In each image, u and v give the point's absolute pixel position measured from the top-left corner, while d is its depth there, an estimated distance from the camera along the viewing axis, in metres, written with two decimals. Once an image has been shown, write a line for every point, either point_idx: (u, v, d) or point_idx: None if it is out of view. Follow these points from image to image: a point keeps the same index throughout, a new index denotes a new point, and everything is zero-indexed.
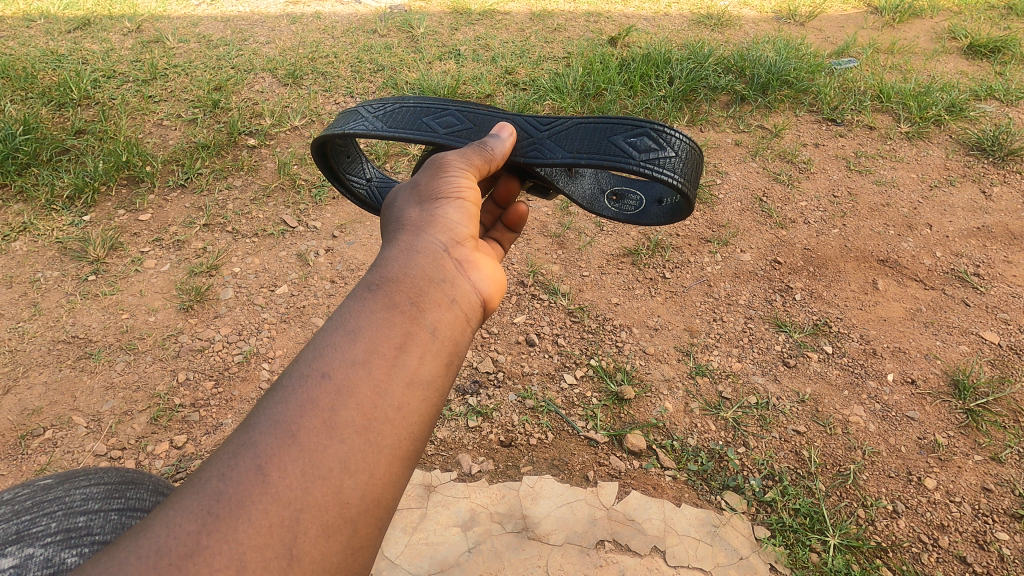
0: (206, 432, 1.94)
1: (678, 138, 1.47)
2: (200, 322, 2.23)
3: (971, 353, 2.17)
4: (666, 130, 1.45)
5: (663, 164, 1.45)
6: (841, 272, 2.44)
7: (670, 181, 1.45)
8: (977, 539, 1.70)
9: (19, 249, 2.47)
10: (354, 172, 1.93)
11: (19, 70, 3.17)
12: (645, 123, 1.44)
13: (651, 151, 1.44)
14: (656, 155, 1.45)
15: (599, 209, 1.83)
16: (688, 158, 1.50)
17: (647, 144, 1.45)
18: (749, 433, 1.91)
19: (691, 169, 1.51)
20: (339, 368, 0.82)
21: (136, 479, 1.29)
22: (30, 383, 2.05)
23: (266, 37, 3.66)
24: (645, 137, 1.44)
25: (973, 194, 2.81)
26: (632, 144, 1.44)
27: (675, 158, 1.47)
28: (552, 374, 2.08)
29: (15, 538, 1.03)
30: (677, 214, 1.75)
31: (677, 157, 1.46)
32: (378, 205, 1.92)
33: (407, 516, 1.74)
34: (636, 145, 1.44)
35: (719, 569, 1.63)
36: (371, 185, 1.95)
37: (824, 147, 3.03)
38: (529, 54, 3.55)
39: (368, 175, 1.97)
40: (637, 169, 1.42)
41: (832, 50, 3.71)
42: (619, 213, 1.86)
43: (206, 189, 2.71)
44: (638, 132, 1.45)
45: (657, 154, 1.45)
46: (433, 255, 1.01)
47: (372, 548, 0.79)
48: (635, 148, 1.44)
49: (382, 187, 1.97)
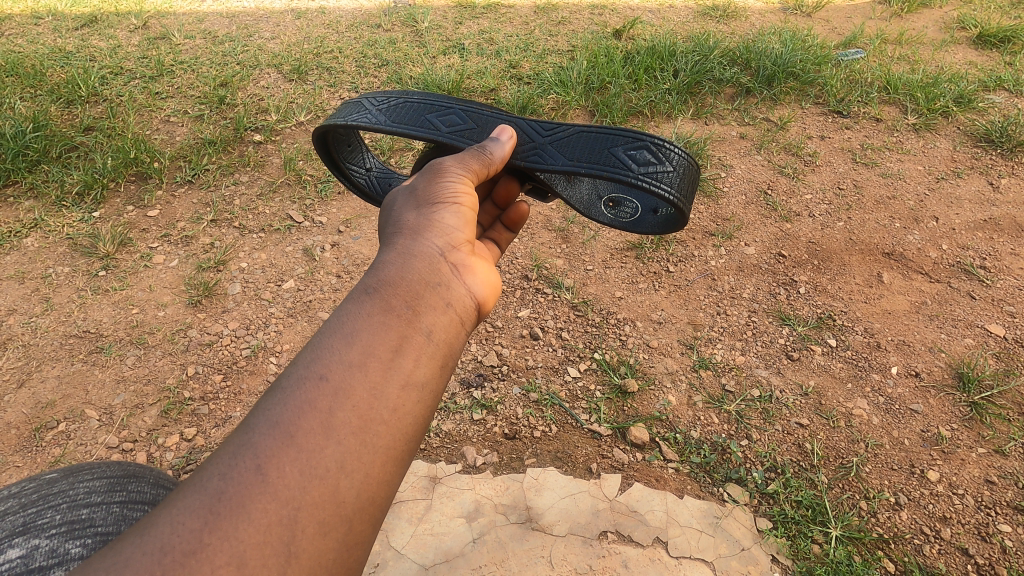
0: (216, 425, 1.97)
1: (677, 154, 1.49)
2: (208, 317, 2.26)
3: (976, 345, 2.17)
4: (667, 145, 1.47)
5: (660, 179, 1.47)
6: (846, 265, 2.44)
7: (666, 196, 1.47)
8: (979, 531, 1.70)
9: (30, 245, 2.51)
10: (354, 162, 1.95)
11: (28, 67, 3.20)
12: (647, 137, 1.45)
13: (649, 165, 1.46)
14: (654, 169, 1.47)
15: (595, 215, 1.84)
16: (685, 174, 1.52)
17: (647, 158, 1.46)
18: (752, 425, 1.93)
19: (687, 185, 1.54)
20: (336, 370, 0.84)
21: (138, 472, 1.33)
22: (43, 377, 2.09)
23: (271, 33, 3.67)
24: (645, 151, 1.46)
25: (981, 186, 2.79)
26: (631, 156, 1.46)
27: (673, 174, 1.49)
28: (556, 368, 2.10)
29: (21, 530, 1.05)
30: (671, 226, 1.79)
31: (675, 172, 1.49)
32: (377, 196, 1.95)
33: (412, 507, 1.77)
34: (635, 158, 1.46)
35: (720, 560, 1.65)
36: (370, 175, 1.97)
37: (830, 139, 3.02)
38: (533, 47, 3.54)
39: (368, 165, 1.99)
40: (635, 183, 1.44)
41: (839, 41, 3.68)
42: (614, 220, 1.88)
43: (213, 185, 2.74)
44: (638, 145, 1.46)
45: (655, 168, 1.47)
46: (429, 258, 1.03)
47: (366, 546, 0.81)
48: (634, 160, 1.46)
49: (381, 178, 1.99)
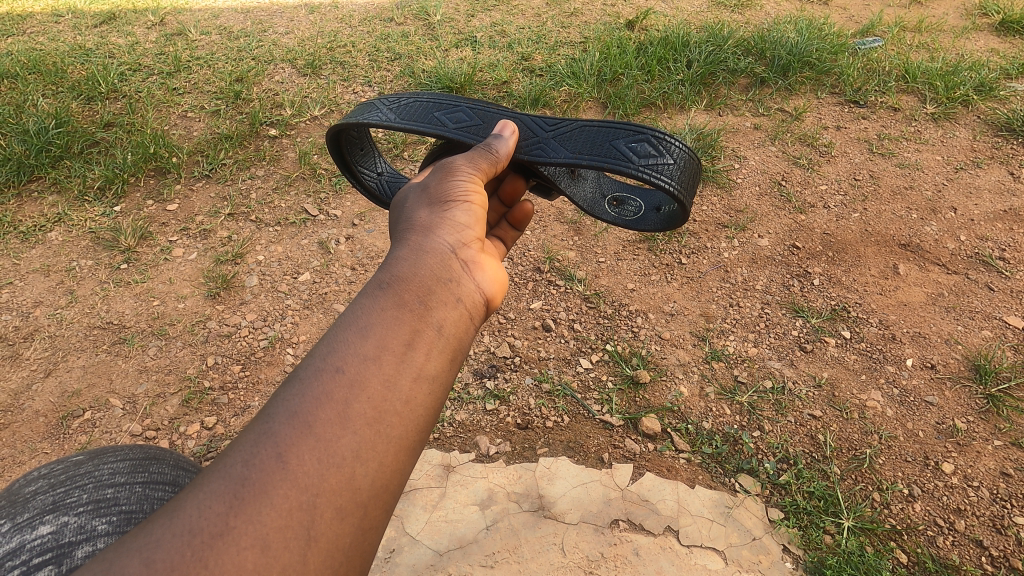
0: (235, 414, 2.03)
1: (678, 146, 1.50)
2: (227, 309, 2.31)
3: (994, 337, 2.15)
4: (667, 138, 1.48)
5: (661, 170, 1.47)
6: (862, 257, 2.42)
7: (666, 187, 1.47)
8: (994, 523, 1.69)
9: (55, 239, 2.57)
10: (366, 166, 1.97)
11: (49, 65, 3.26)
12: (647, 130, 1.46)
13: (650, 157, 1.46)
14: (655, 161, 1.47)
15: (600, 212, 1.84)
16: (686, 167, 1.53)
17: (647, 150, 1.47)
18: (764, 416, 1.93)
19: (688, 178, 1.54)
20: (351, 363, 0.86)
21: (158, 455, 1.36)
22: (69, 367, 2.16)
23: (285, 28, 3.70)
24: (645, 143, 1.47)
25: (1001, 175, 2.75)
26: (632, 148, 1.46)
27: (673, 166, 1.49)
28: (569, 359, 2.11)
29: (51, 507, 1.10)
30: (674, 222, 1.78)
31: (675, 164, 1.49)
32: (386, 199, 1.96)
33: (427, 495, 1.80)
34: (636, 150, 1.46)
35: (732, 549, 1.66)
36: (381, 179, 1.99)
37: (846, 129, 2.98)
38: (545, 39, 3.53)
39: (379, 169, 2.01)
40: (635, 173, 1.44)
41: (856, 29, 3.62)
42: (619, 218, 1.88)
43: (230, 179, 2.78)
44: (639, 137, 1.47)
45: (656, 160, 1.47)
46: (441, 255, 1.05)
47: (380, 533, 0.83)
48: (635, 152, 1.46)
49: (392, 182, 2.01)
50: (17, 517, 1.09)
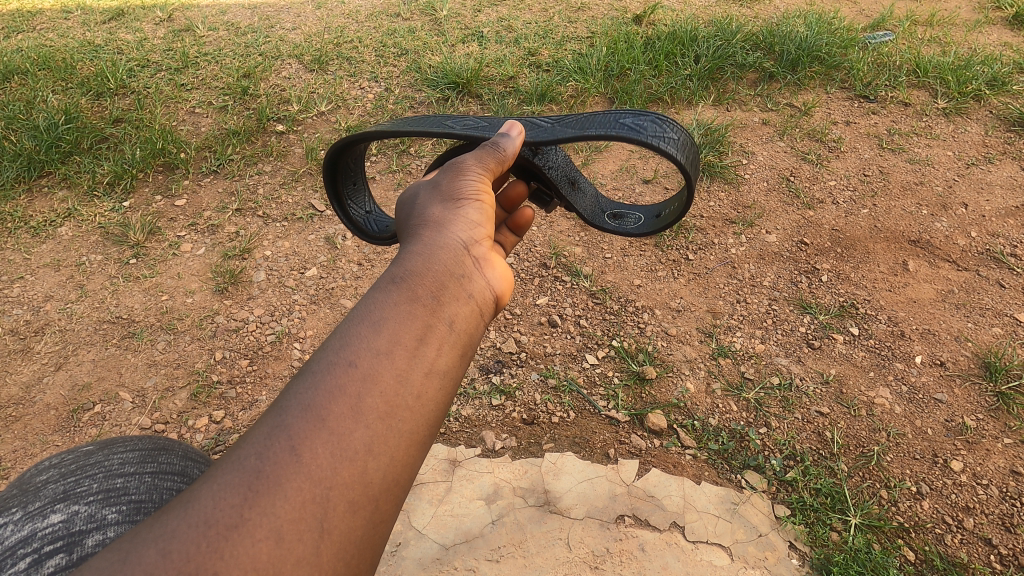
0: (243, 408, 2.04)
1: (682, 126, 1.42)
2: (234, 304, 2.32)
3: (1005, 335, 2.13)
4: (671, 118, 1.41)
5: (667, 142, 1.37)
6: (871, 254, 2.40)
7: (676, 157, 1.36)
8: (1004, 522, 1.68)
9: (65, 233, 2.59)
10: (355, 201, 1.95)
11: (59, 61, 3.29)
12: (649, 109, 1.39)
13: (655, 130, 1.37)
14: (662, 134, 1.37)
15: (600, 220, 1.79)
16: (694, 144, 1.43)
17: (652, 126, 1.38)
18: (771, 413, 1.92)
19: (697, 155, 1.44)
20: (365, 357, 0.86)
21: (166, 445, 1.37)
22: (79, 360, 2.18)
23: (291, 24, 3.71)
24: (649, 120, 1.39)
25: (1013, 172, 2.72)
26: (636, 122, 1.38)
27: (679, 140, 1.39)
28: (575, 355, 2.11)
29: (62, 496, 1.12)
30: (675, 219, 1.71)
31: (682, 139, 1.39)
32: (372, 233, 1.93)
33: (433, 489, 1.81)
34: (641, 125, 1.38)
35: (738, 545, 1.66)
36: (369, 217, 1.97)
37: (856, 125, 2.96)
38: (552, 34, 3.51)
39: (367, 208, 2.00)
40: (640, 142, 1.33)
41: (867, 24, 3.58)
42: (619, 228, 1.82)
43: (237, 175, 2.79)
44: (642, 116, 1.39)
45: (662, 133, 1.37)
46: (453, 250, 1.05)
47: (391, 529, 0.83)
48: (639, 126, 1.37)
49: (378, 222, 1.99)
50: (28, 505, 1.11)
